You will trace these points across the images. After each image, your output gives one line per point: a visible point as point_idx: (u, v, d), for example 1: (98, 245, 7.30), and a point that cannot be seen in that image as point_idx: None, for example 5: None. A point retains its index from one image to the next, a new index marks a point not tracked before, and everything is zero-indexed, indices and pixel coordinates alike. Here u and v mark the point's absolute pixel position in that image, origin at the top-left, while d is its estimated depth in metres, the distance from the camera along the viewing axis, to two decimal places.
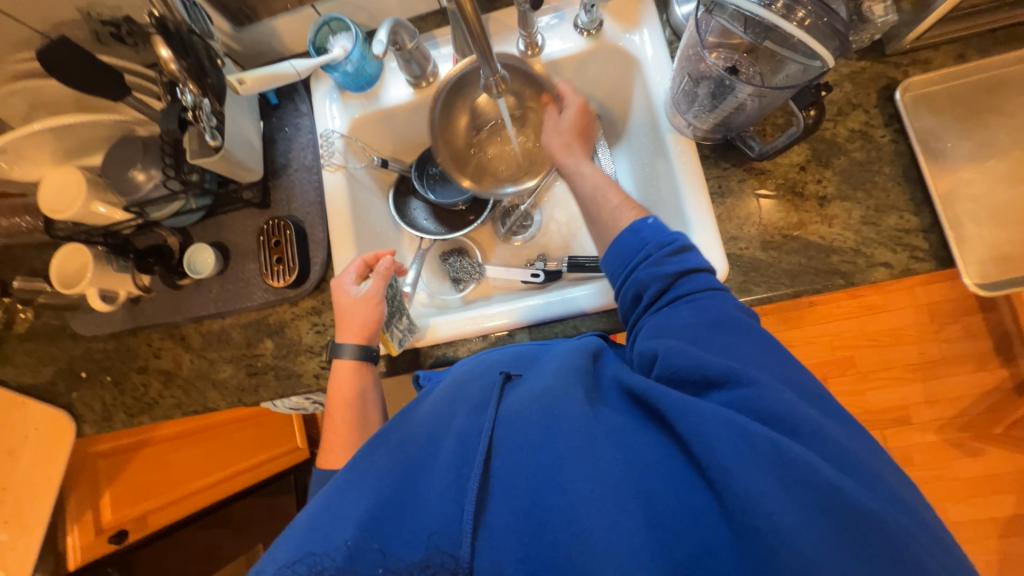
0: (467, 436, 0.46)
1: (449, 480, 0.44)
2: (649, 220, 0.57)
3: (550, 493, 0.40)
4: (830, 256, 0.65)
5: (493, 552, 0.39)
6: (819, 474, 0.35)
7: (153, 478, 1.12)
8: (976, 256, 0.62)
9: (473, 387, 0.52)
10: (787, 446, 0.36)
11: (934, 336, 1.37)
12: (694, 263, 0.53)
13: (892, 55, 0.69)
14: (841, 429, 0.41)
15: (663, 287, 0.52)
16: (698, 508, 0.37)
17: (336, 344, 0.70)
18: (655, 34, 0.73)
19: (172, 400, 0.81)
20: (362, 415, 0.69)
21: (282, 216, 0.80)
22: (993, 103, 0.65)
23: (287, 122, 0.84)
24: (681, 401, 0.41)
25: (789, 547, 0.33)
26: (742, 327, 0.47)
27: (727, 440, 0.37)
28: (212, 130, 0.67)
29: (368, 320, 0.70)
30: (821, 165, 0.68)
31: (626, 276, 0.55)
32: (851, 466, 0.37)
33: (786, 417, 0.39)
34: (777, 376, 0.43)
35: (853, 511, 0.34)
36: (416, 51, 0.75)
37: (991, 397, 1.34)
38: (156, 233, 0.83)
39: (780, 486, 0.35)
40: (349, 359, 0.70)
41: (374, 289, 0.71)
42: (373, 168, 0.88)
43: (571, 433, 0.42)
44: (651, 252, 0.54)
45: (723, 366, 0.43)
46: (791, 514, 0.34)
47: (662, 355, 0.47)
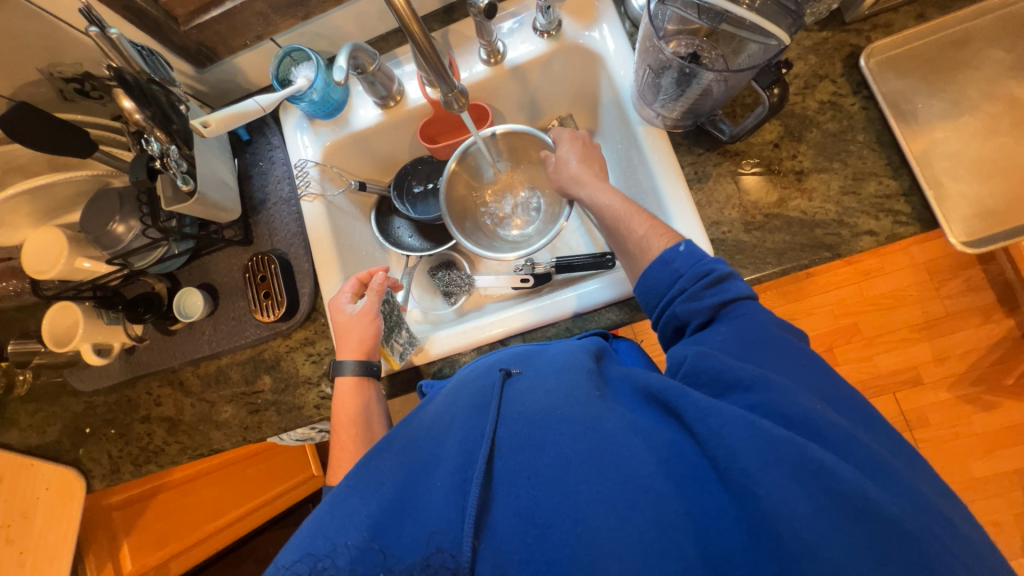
0: (468, 441, 0.45)
1: (450, 485, 0.42)
2: (681, 248, 0.56)
3: (553, 495, 0.40)
4: (814, 230, 0.65)
5: (496, 552, 0.39)
6: (841, 478, 0.35)
7: (170, 524, 1.12)
8: (959, 214, 0.62)
9: (474, 387, 0.52)
10: (811, 451, 0.36)
11: (935, 294, 1.36)
12: (735, 291, 0.51)
13: (853, 23, 0.68)
14: (851, 423, 0.41)
15: (705, 320, 0.51)
16: (714, 513, 0.37)
17: (337, 361, 0.70)
18: (614, 28, 0.74)
19: (177, 445, 0.81)
20: (367, 430, 0.68)
21: (265, 251, 0.81)
22: (958, 60, 0.65)
23: (260, 156, 0.84)
24: (701, 404, 0.41)
25: (811, 554, 0.33)
26: (776, 342, 0.46)
27: (752, 445, 0.37)
28: (183, 175, 0.68)
29: (365, 338, 0.70)
30: (795, 140, 0.67)
31: (661, 309, 0.55)
32: (837, 443, 0.38)
33: (815, 422, 0.39)
34: (811, 388, 0.43)
35: (853, 497, 0.35)
36: (379, 72, 0.75)
37: (999, 348, 1.34)
38: (144, 282, 0.84)
39: (806, 493, 0.35)
40: (351, 375, 0.69)
41: (369, 305, 0.71)
42: (351, 192, 0.88)
43: (579, 435, 0.42)
44: (685, 286, 0.53)
45: (751, 370, 0.43)
46: (814, 522, 0.34)
47: (690, 359, 0.47)
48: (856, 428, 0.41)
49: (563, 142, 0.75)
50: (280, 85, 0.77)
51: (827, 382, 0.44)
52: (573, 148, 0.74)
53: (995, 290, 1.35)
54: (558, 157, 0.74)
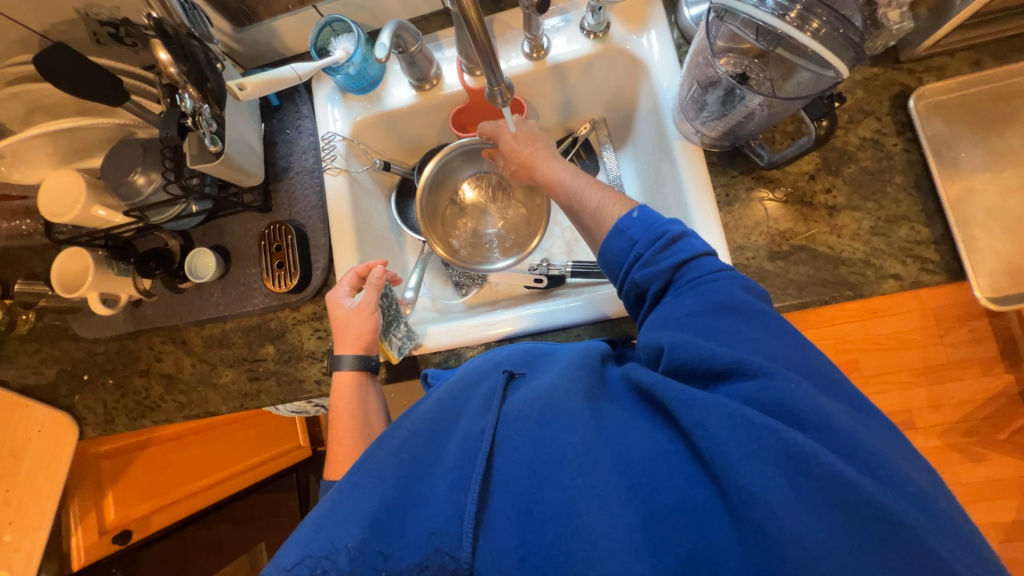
0: (468, 439, 0.45)
1: (451, 479, 0.43)
2: (635, 215, 0.55)
3: (547, 488, 0.40)
4: (838, 267, 0.64)
5: (493, 548, 0.39)
6: (824, 465, 0.34)
7: (157, 478, 1.12)
8: (988, 268, 0.61)
9: (477, 388, 0.52)
10: (793, 437, 0.36)
11: (939, 340, 1.36)
12: (690, 250, 0.51)
13: (906, 62, 0.67)
14: (831, 399, 0.41)
15: (663, 284, 0.52)
16: (702, 502, 0.37)
17: (335, 358, 0.70)
18: (663, 36, 0.72)
19: (174, 403, 0.81)
20: (365, 425, 0.68)
21: (282, 220, 0.80)
22: (1007, 113, 0.64)
23: (288, 125, 0.83)
24: (684, 393, 0.40)
25: (797, 545, 0.33)
26: (749, 310, 0.46)
27: (733, 434, 0.37)
28: (212, 135, 0.67)
29: (370, 328, 0.70)
30: (831, 173, 0.66)
31: (622, 278, 0.55)
32: (820, 435, 0.37)
33: (796, 411, 0.38)
34: (788, 360, 0.43)
35: (865, 506, 0.34)
36: (419, 54, 0.74)
37: (996, 401, 1.34)
38: (157, 237, 0.83)
39: (789, 485, 0.35)
40: (349, 370, 0.70)
41: (367, 299, 0.71)
42: (374, 171, 0.87)
43: (571, 429, 0.42)
44: (641, 252, 0.53)
45: (728, 357, 0.42)
46: (797, 512, 0.34)
47: (667, 348, 0.46)
48: (834, 400, 0.41)
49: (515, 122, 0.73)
50: (318, 55, 0.75)
51: (799, 353, 0.44)
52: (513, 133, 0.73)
53: (999, 344, 1.34)
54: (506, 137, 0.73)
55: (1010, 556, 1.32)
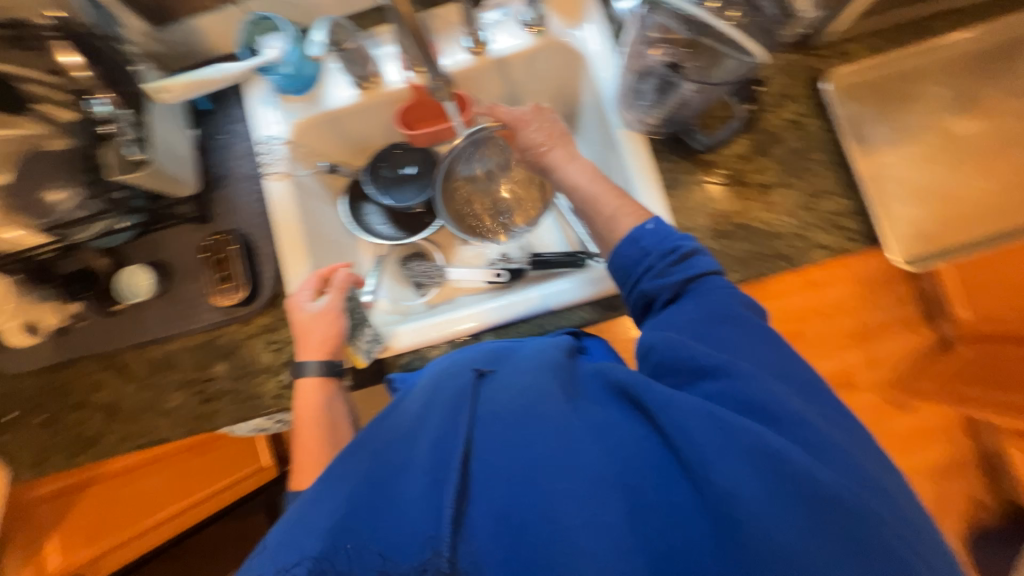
0: (442, 443, 0.44)
1: (425, 488, 0.42)
2: (648, 227, 0.58)
3: (527, 498, 0.40)
4: (775, 241, 0.69)
5: (473, 553, 0.39)
6: (789, 461, 0.38)
7: (107, 516, 1.07)
8: (900, 233, 0.68)
9: (448, 391, 0.50)
10: (765, 437, 0.39)
11: (869, 304, 1.49)
12: (700, 268, 0.55)
13: (818, 48, 0.73)
14: (801, 399, 0.44)
15: (672, 295, 0.55)
16: (678, 501, 0.39)
17: (298, 363, 0.68)
18: (599, 29, 0.75)
19: (117, 435, 0.76)
20: (332, 431, 0.66)
21: (224, 231, 0.76)
22: (905, 91, 0.71)
23: (222, 129, 0.79)
24: (667, 397, 0.43)
25: (765, 537, 0.35)
26: (739, 319, 0.50)
27: (711, 434, 0.40)
28: (133, 142, 0.63)
29: (329, 335, 0.68)
30: (761, 154, 0.71)
31: (631, 287, 0.58)
32: (769, 415, 0.42)
33: (766, 406, 0.42)
34: (767, 367, 0.46)
35: (824, 497, 0.37)
36: (358, 52, 0.72)
37: (920, 355, 1.48)
38: (82, 257, 0.76)
39: (761, 480, 0.37)
40: (313, 377, 0.68)
41: (332, 303, 0.70)
42: (321, 174, 0.84)
43: (552, 433, 0.43)
44: (652, 263, 0.56)
45: (714, 358, 0.46)
46: (768, 506, 0.36)
47: (658, 347, 0.49)
48: (806, 402, 0.44)
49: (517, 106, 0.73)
50: (249, 55, 0.72)
51: (784, 362, 0.47)
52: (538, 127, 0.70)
53: (919, 303, 1.49)
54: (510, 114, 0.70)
55: (941, 492, 1.47)
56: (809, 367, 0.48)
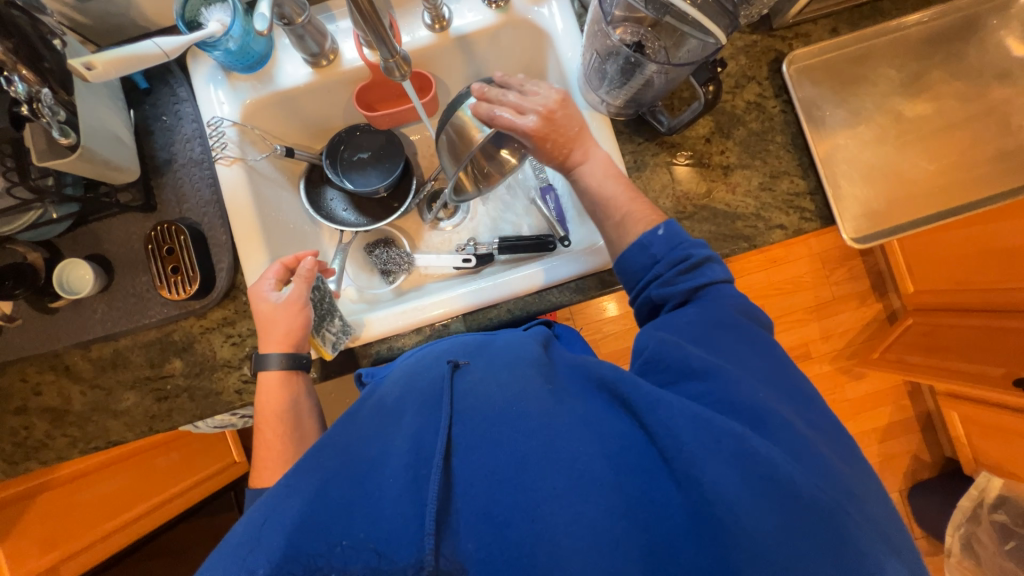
0: (421, 440, 0.45)
1: (404, 482, 0.42)
2: (660, 232, 0.57)
3: (510, 494, 0.41)
4: (736, 222, 0.70)
5: (454, 549, 0.39)
6: (768, 461, 0.39)
7: (61, 524, 0.98)
8: (851, 213, 0.71)
9: (422, 382, 0.52)
10: (749, 439, 0.40)
11: (826, 281, 1.56)
12: (710, 276, 0.55)
13: (778, 29, 0.73)
14: (782, 399, 0.46)
15: (680, 302, 0.55)
16: (661, 499, 0.40)
17: (260, 357, 0.65)
18: (563, 6, 0.72)
19: (65, 439, 0.71)
20: (296, 427, 0.65)
21: (171, 220, 0.71)
22: (859, 74, 0.72)
23: (163, 109, 0.74)
24: (655, 396, 0.43)
25: (748, 535, 0.37)
26: (736, 325, 0.50)
27: (697, 434, 0.40)
28: (60, 125, 0.56)
29: (292, 327, 0.65)
30: (724, 136, 0.72)
31: (638, 293, 0.58)
32: (742, 410, 0.43)
33: (757, 410, 0.43)
34: (755, 371, 0.47)
35: (800, 496, 0.38)
36: (309, 26, 0.68)
37: (870, 327, 1.57)
38: (12, 250, 0.70)
39: (744, 480, 0.38)
40: (276, 369, 0.65)
41: (296, 293, 0.66)
42: (277, 158, 0.80)
43: (534, 432, 0.43)
44: (662, 271, 0.56)
45: (704, 360, 0.46)
46: (749, 504, 0.38)
47: (651, 349, 0.50)
48: (791, 408, 0.45)
49: (528, 100, 0.61)
50: (187, 28, 0.66)
51: (772, 363, 0.48)
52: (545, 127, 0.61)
53: (871, 279, 1.57)
54: (522, 130, 0.60)
55: (887, 452, 1.59)
56: (768, 345, 0.50)
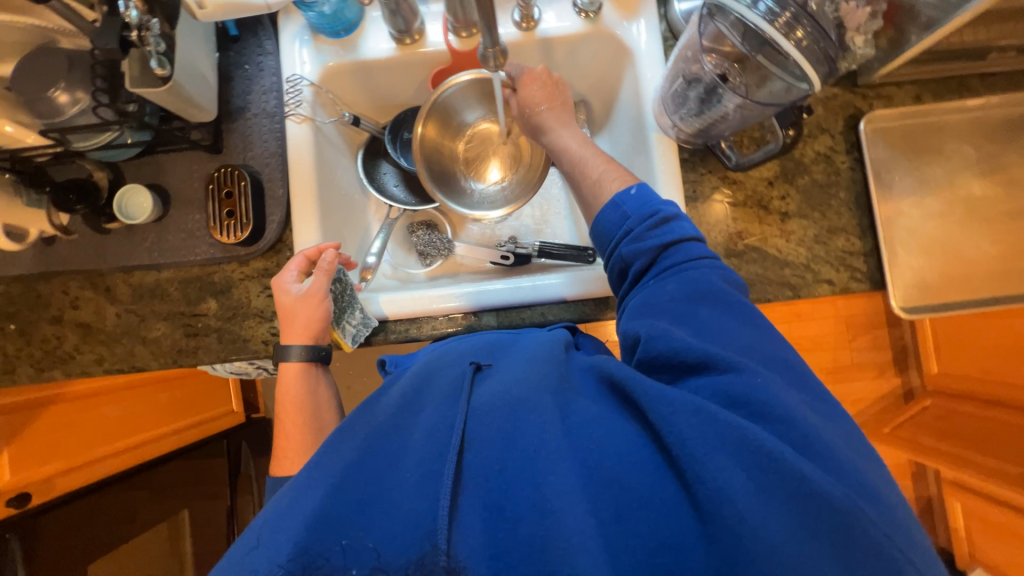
0: (436, 430, 0.46)
1: (419, 476, 0.42)
2: (632, 191, 0.59)
3: (520, 486, 0.41)
4: (784, 270, 0.70)
5: (464, 543, 0.38)
6: (777, 458, 0.38)
7: (63, 436, 0.98)
8: (904, 281, 0.70)
9: (442, 378, 0.53)
10: (752, 432, 0.39)
11: (847, 345, 1.53)
12: (679, 233, 0.56)
13: (861, 87, 0.73)
14: (794, 393, 0.45)
15: (648, 261, 0.56)
16: (670, 499, 0.39)
17: (281, 347, 0.66)
18: (651, 26, 0.73)
19: (92, 355, 0.73)
20: (315, 417, 0.66)
21: (235, 165, 0.73)
22: (935, 145, 0.72)
23: (247, 59, 0.76)
24: (657, 392, 0.43)
25: (756, 537, 0.36)
26: (722, 298, 0.51)
27: (699, 430, 0.40)
28: (160, 56, 0.59)
29: (312, 318, 0.66)
30: (787, 183, 0.71)
31: (611, 252, 0.59)
32: (776, 421, 0.41)
33: (758, 403, 0.42)
34: (755, 354, 0.47)
35: (821, 502, 0.37)
36: (404, 4, 0.69)
37: (884, 401, 1.55)
38: (80, 166, 0.72)
39: (749, 478, 0.38)
40: (297, 360, 0.66)
41: (317, 285, 0.66)
42: (342, 124, 0.82)
43: (542, 426, 0.44)
44: (633, 227, 0.57)
45: (701, 352, 0.46)
46: (757, 506, 0.37)
47: (645, 338, 0.49)
48: (827, 423, 0.43)
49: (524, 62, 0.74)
50: None
51: (770, 346, 0.48)
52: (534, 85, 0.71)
53: (893, 352, 1.54)
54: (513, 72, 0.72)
55: None
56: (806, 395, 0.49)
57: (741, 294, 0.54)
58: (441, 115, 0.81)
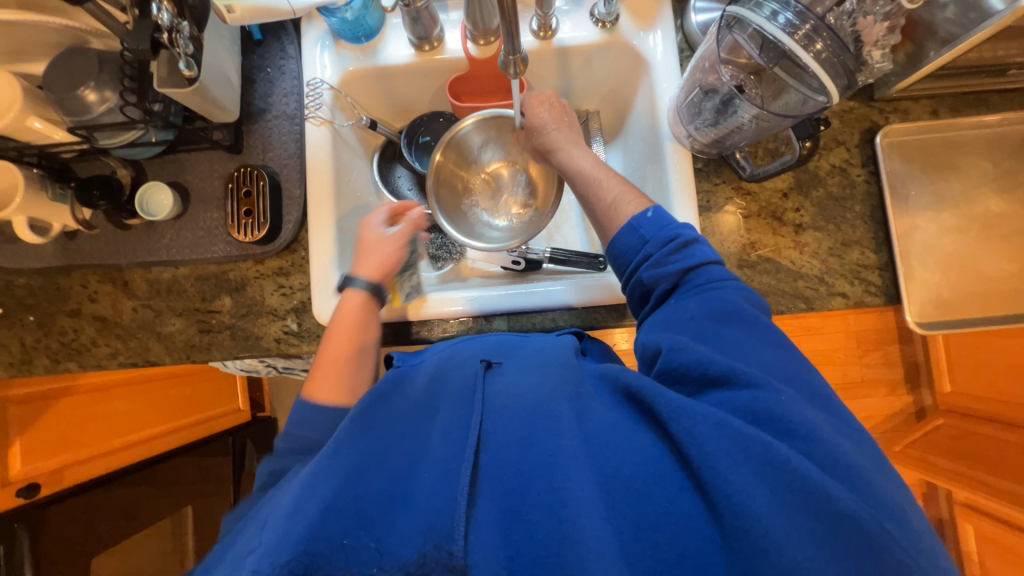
0: (452, 432, 0.46)
1: (437, 475, 0.43)
2: (649, 214, 0.59)
3: (538, 490, 0.41)
4: (797, 281, 0.70)
5: (482, 544, 0.38)
6: (804, 478, 0.38)
7: (75, 429, 1.00)
8: (919, 297, 0.69)
9: (455, 380, 0.53)
10: (777, 448, 0.39)
11: (857, 360, 1.51)
12: (700, 257, 0.55)
13: (878, 101, 0.73)
14: (815, 409, 0.44)
15: (670, 286, 0.56)
16: (689, 511, 0.39)
17: (348, 277, 0.68)
18: (668, 37, 0.74)
19: (108, 349, 0.74)
20: (362, 355, 0.65)
21: (254, 165, 0.74)
22: (952, 160, 0.71)
23: (269, 62, 0.77)
24: (678, 403, 0.43)
25: (778, 554, 0.35)
26: (745, 317, 0.50)
27: (722, 443, 0.40)
28: (188, 58, 0.60)
29: (387, 259, 0.70)
30: (801, 194, 0.71)
31: (629, 278, 0.59)
32: (800, 438, 0.41)
33: (784, 422, 0.42)
34: (776, 370, 0.47)
35: (846, 523, 0.37)
36: (425, 11, 0.70)
37: (894, 418, 1.52)
38: (104, 163, 0.74)
39: (772, 494, 0.38)
40: (360, 293, 0.67)
41: (401, 232, 0.71)
42: (360, 128, 0.83)
43: (561, 431, 0.44)
44: (652, 253, 0.57)
45: (723, 366, 0.46)
46: (780, 521, 0.37)
47: (666, 349, 0.50)
48: (848, 440, 0.43)
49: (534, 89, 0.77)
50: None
51: (793, 366, 0.48)
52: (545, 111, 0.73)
53: (905, 368, 1.51)
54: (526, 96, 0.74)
55: None
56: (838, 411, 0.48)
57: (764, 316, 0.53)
58: (455, 150, 0.82)
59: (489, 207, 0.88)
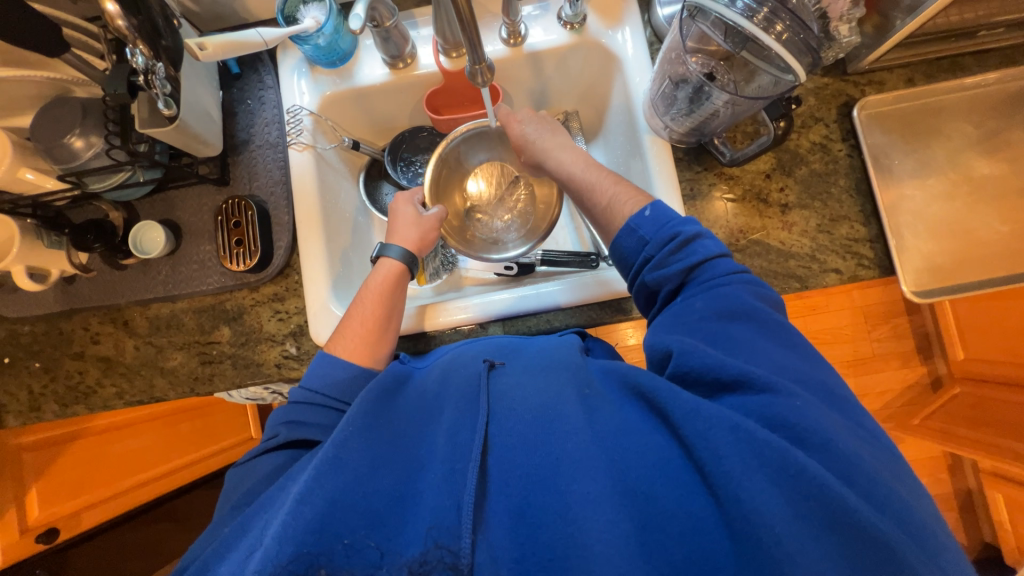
0: (458, 435, 0.45)
1: (444, 476, 0.43)
2: (647, 213, 0.59)
3: (543, 494, 0.41)
4: (789, 261, 0.69)
5: (490, 547, 0.39)
6: (819, 483, 0.37)
7: (90, 471, 1.01)
8: (913, 266, 0.69)
9: (460, 377, 0.52)
10: (796, 456, 0.38)
11: (866, 336, 1.46)
12: (703, 252, 0.55)
13: (852, 74, 0.73)
14: (828, 409, 0.43)
15: (676, 286, 0.56)
16: (699, 513, 0.39)
17: (385, 244, 0.73)
18: (636, 32, 0.74)
19: (113, 389, 0.75)
20: (387, 318, 0.67)
21: (242, 195, 0.76)
22: (933, 126, 0.71)
23: (249, 94, 0.79)
24: (690, 405, 0.42)
25: (790, 559, 0.35)
26: (752, 314, 0.50)
27: (735, 448, 0.39)
28: (167, 97, 0.61)
29: (425, 237, 0.75)
30: (785, 174, 0.71)
31: (633, 279, 0.60)
32: (817, 449, 0.40)
33: (798, 427, 0.40)
34: (787, 371, 0.46)
35: (857, 526, 0.36)
36: (395, 30, 0.71)
37: (910, 391, 1.48)
38: (96, 207, 0.76)
39: (785, 499, 0.37)
40: (396, 259, 0.72)
41: (437, 213, 0.77)
42: (343, 149, 0.84)
43: (567, 434, 0.43)
44: (653, 254, 0.57)
45: (736, 370, 0.45)
46: (792, 526, 0.36)
47: (676, 352, 0.49)
48: (854, 432, 0.43)
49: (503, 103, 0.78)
50: (285, 22, 0.71)
51: (809, 368, 0.47)
52: (529, 123, 0.76)
53: (916, 339, 1.47)
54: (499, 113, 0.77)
55: None
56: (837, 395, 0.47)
57: (777, 311, 0.53)
58: (449, 161, 0.84)
59: (485, 213, 0.88)
